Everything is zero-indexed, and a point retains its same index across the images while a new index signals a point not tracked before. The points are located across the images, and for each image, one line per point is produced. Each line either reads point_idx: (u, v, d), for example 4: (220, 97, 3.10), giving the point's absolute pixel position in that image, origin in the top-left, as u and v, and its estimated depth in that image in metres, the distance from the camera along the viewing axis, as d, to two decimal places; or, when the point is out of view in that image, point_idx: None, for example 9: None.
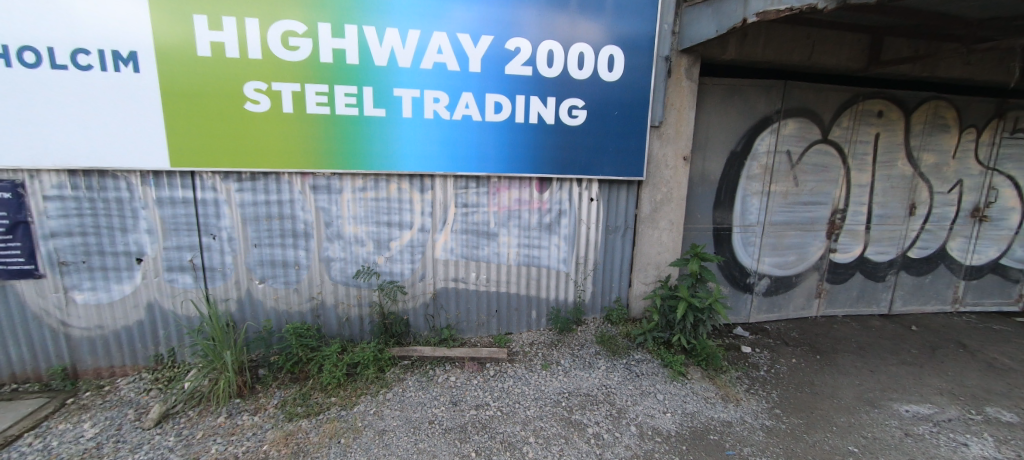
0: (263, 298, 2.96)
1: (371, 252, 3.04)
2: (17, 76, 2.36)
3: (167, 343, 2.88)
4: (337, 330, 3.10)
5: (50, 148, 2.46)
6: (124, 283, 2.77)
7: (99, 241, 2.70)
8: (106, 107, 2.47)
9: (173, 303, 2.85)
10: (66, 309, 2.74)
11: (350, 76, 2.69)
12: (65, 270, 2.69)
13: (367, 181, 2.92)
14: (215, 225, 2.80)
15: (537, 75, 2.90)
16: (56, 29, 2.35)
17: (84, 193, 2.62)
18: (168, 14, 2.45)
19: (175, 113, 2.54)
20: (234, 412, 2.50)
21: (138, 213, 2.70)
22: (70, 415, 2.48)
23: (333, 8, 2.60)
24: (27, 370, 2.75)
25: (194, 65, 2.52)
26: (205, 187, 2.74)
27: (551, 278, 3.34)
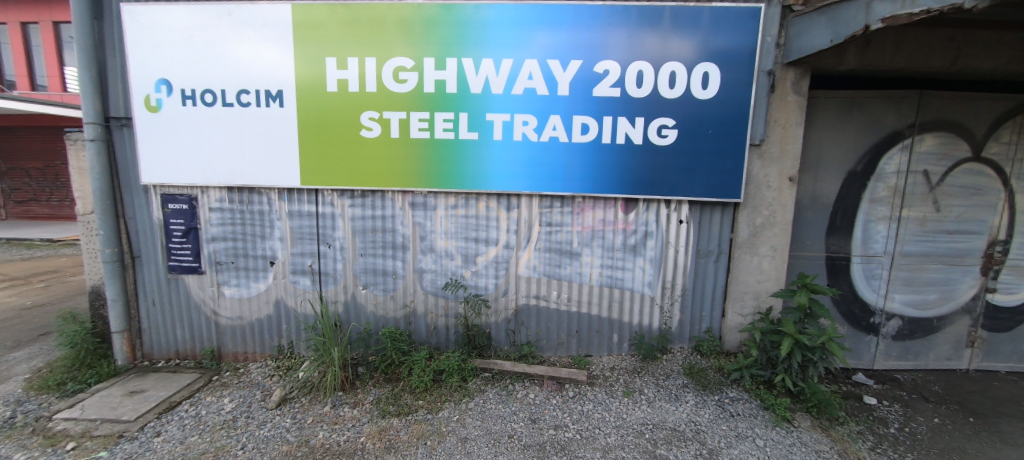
0: (364, 303, 3.29)
1: (459, 266, 3.23)
2: (200, 113, 3.00)
3: (287, 337, 3.32)
4: (426, 338, 3.31)
5: (217, 169, 3.06)
6: (260, 282, 3.28)
7: (244, 245, 3.23)
8: (258, 135, 3.00)
9: (295, 301, 3.28)
10: (217, 301, 3.31)
11: (449, 103, 2.94)
12: (219, 268, 3.26)
13: (459, 199, 3.13)
14: (331, 236, 3.20)
15: (626, 96, 2.89)
16: (228, 75, 2.95)
17: (237, 206, 3.17)
18: (308, 58, 2.93)
19: (308, 140, 3.00)
20: (338, 403, 2.79)
21: (274, 223, 3.19)
22: (215, 390, 2.98)
23: (437, 44, 2.89)
24: (187, 348, 3.37)
25: (324, 99, 2.96)
26: (325, 202, 3.14)
27: (635, 301, 3.22)
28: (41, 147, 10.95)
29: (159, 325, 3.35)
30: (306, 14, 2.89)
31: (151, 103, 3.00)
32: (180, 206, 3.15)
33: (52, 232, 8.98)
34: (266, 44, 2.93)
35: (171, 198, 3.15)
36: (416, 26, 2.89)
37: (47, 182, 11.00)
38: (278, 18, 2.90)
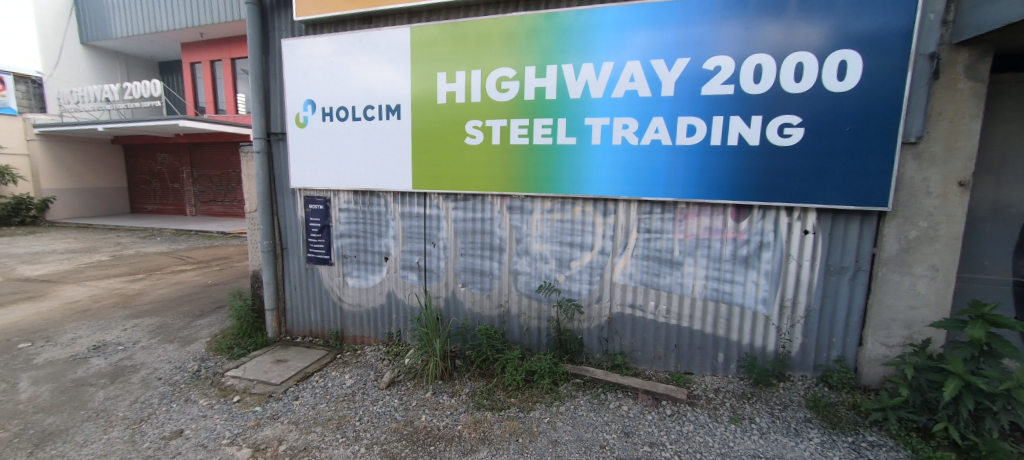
0: (462, 299, 3.51)
1: (553, 269, 3.27)
2: (335, 127, 3.50)
3: (396, 326, 3.68)
4: (519, 338, 3.41)
5: (346, 175, 3.54)
6: (376, 274, 3.70)
7: (365, 241, 3.67)
8: (380, 145, 3.41)
9: (403, 294, 3.63)
10: (342, 289, 3.81)
11: (548, 109, 3.00)
12: (345, 261, 3.76)
13: (555, 204, 3.17)
14: (436, 236, 3.48)
15: (740, 93, 2.65)
16: (358, 93, 3.40)
17: (360, 207, 3.62)
18: (422, 74, 3.24)
19: (420, 148, 3.31)
20: (438, 391, 3.02)
21: (389, 223, 3.58)
22: (338, 366, 3.43)
23: (538, 53, 2.98)
24: (318, 328, 3.94)
25: (435, 110, 3.24)
26: (432, 205, 3.43)
27: (745, 318, 2.93)
28: (218, 159, 13.79)
29: (298, 306, 3.98)
30: (422, 34, 3.20)
31: (300, 120, 3.59)
32: (318, 206, 3.71)
33: (225, 226, 11.26)
34: (388, 64, 3.31)
35: (311, 199, 3.72)
36: (518, 37, 3.01)
37: (222, 186, 13.83)
38: (399, 40, 3.26)
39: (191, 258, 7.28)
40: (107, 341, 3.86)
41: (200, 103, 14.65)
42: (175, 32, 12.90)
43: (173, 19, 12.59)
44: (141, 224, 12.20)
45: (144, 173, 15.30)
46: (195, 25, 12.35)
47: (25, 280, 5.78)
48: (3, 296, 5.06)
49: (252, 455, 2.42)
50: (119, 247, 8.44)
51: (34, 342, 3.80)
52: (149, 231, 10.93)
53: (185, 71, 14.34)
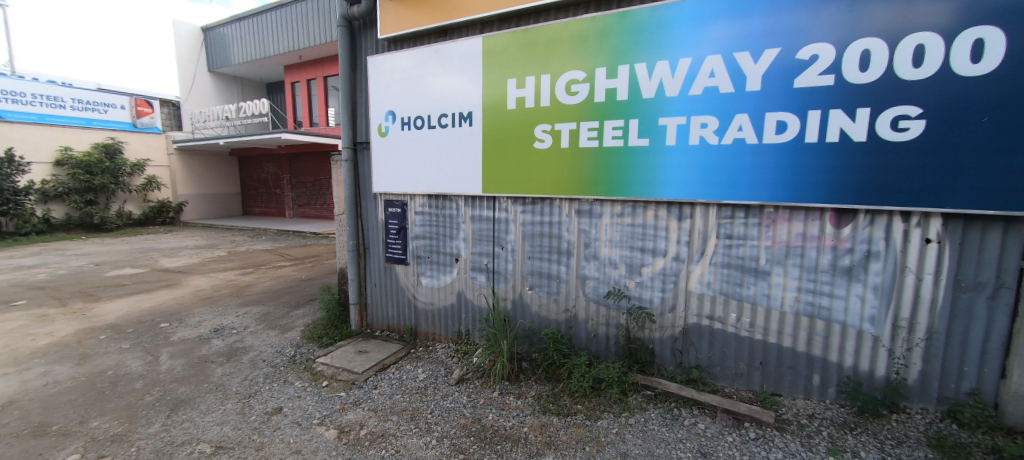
0: (530, 303, 3.54)
1: (623, 275, 3.17)
2: (412, 135, 3.73)
3: (464, 325, 3.81)
4: (586, 344, 3.35)
5: (421, 180, 3.75)
6: (447, 275, 3.86)
7: (437, 243, 3.86)
8: (453, 151, 3.57)
9: (472, 294, 3.75)
10: (416, 287, 4.04)
11: (619, 110, 2.92)
12: (419, 261, 3.98)
13: (625, 207, 3.08)
14: (504, 239, 3.55)
15: (844, 83, 2.35)
16: (433, 102, 3.60)
17: (434, 210, 3.82)
18: (494, 80, 3.33)
19: (490, 153, 3.41)
20: (504, 391, 3.08)
21: (460, 225, 3.73)
22: (412, 361, 3.65)
23: (610, 53, 2.92)
24: (395, 324, 4.22)
25: (505, 116, 3.31)
26: (501, 208, 3.51)
27: (847, 337, 2.60)
28: (311, 167, 15.43)
29: (377, 302, 4.30)
30: (493, 43, 3.29)
31: (382, 129, 3.89)
32: (396, 209, 3.98)
33: (315, 227, 12.54)
34: (461, 74, 3.46)
35: (390, 203, 4.01)
36: (589, 39, 2.98)
37: (314, 191, 15.44)
38: (471, 50, 3.39)
39: (289, 255, 8.25)
40: (224, 325, 4.49)
41: (298, 118, 16.46)
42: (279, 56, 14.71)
43: (277, 45, 14.39)
44: (248, 225, 14.04)
45: (252, 181, 17.60)
46: (294, 49, 13.98)
47: (166, 271, 6.94)
48: (150, 283, 6.12)
49: (338, 436, 2.66)
50: (233, 244, 9.79)
51: (171, 323, 4.55)
52: (257, 230, 12.57)
53: (287, 90, 16.20)
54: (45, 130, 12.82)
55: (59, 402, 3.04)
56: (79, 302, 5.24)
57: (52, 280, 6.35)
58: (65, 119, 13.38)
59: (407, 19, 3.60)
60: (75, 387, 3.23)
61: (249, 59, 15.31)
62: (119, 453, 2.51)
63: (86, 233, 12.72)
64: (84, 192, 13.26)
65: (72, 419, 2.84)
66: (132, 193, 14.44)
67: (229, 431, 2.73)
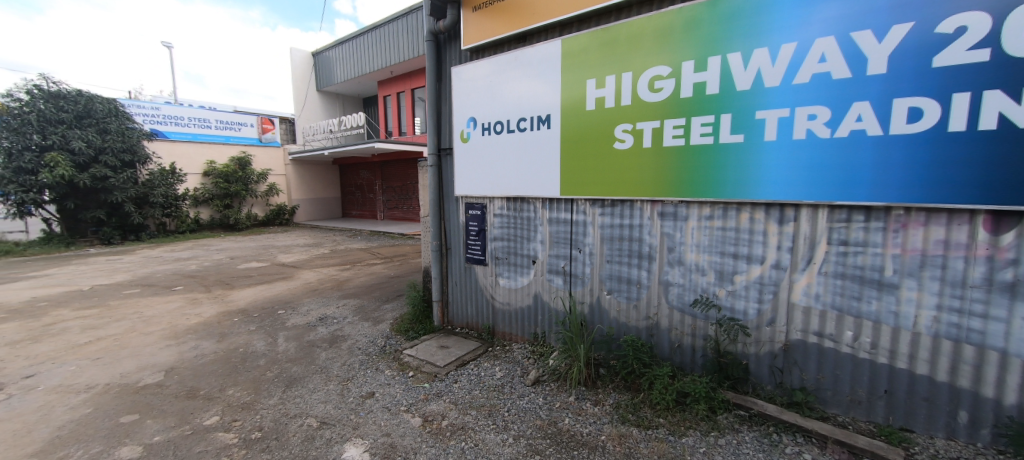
0: (608, 308, 3.44)
1: (712, 283, 2.94)
2: (492, 140, 3.87)
3: (540, 327, 3.83)
4: (669, 355, 3.17)
5: (500, 183, 3.87)
6: (524, 276, 3.92)
7: (515, 244, 3.94)
8: (531, 154, 3.62)
9: (549, 297, 3.76)
10: (494, 288, 4.15)
11: (709, 105, 2.72)
12: (497, 262, 4.10)
13: (715, 209, 2.85)
14: (582, 242, 3.50)
15: (1005, 57, 1.92)
16: (512, 107, 3.69)
17: (512, 212, 3.91)
18: (573, 82, 3.31)
19: (568, 155, 3.39)
20: (580, 397, 3.04)
21: (537, 227, 3.76)
22: (489, 358, 3.76)
23: (698, 45, 2.74)
24: (473, 322, 4.39)
25: (583, 117, 3.28)
26: (579, 210, 3.47)
27: (1010, 369, 2.11)
28: (400, 173, 16.79)
29: (458, 300, 4.51)
30: (572, 44, 3.28)
31: (464, 136, 4.09)
32: (476, 211, 4.15)
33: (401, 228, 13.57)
34: (539, 78, 3.50)
35: (471, 205, 4.19)
36: (675, 32, 2.82)
37: (403, 195, 16.76)
38: (550, 54, 3.41)
39: (380, 253, 9.06)
40: (327, 314, 5.05)
41: (389, 129, 18.04)
42: (375, 73, 16.29)
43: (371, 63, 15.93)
44: (344, 226, 15.69)
45: (350, 188, 19.60)
46: (386, 66, 15.35)
47: (282, 265, 8.04)
48: (271, 275, 7.13)
49: (423, 424, 2.84)
50: (334, 243, 11.00)
51: (286, 310, 5.24)
52: (355, 231, 14.02)
53: (382, 105, 17.95)
54: (197, 146, 15.59)
55: (205, 371, 3.67)
56: (219, 289, 6.29)
57: (201, 270, 7.72)
58: (209, 136, 16.19)
59: (489, 28, 3.75)
60: (216, 360, 3.87)
61: (349, 77, 17.16)
62: (248, 419, 2.95)
63: (222, 232, 15.21)
64: (223, 197, 15.79)
65: (214, 386, 3.40)
66: (257, 198, 16.92)
67: (332, 409, 3.05)
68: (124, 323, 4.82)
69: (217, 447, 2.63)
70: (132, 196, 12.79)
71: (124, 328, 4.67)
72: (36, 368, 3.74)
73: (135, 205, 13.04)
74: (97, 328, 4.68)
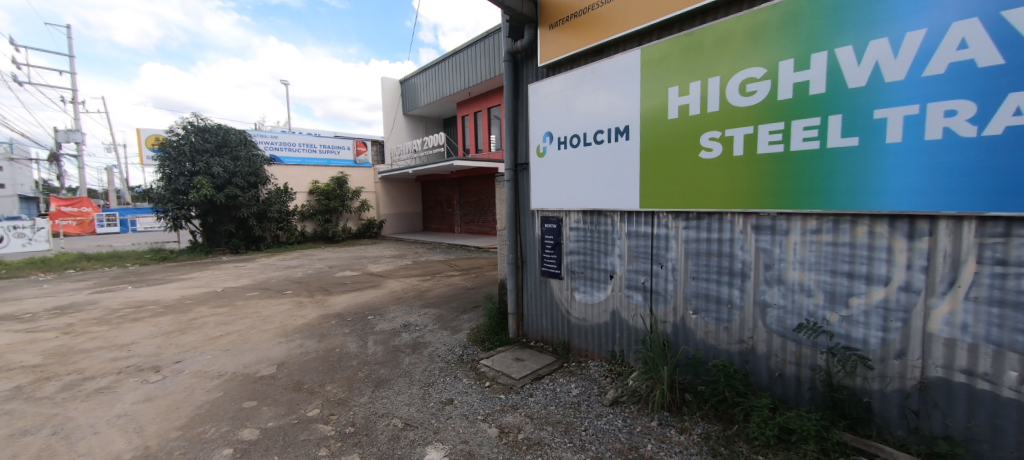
0: (694, 329, 3.20)
1: (821, 305, 2.60)
2: (568, 154, 3.89)
3: (619, 345, 3.68)
4: (769, 385, 2.84)
5: (576, 197, 3.85)
6: (601, 292, 3.81)
7: (592, 258, 3.86)
8: (608, 166, 3.56)
9: (628, 314, 3.60)
10: (570, 302, 4.09)
11: (813, 107, 2.45)
12: (573, 276, 4.05)
13: (823, 222, 2.53)
14: (664, 256, 3.32)
15: None
16: (589, 120, 3.69)
17: (588, 226, 3.85)
18: (653, 91, 3.21)
19: (647, 167, 3.28)
20: (664, 423, 2.84)
21: (615, 241, 3.66)
22: (565, 374, 3.69)
23: (798, 42, 2.50)
24: (548, 336, 4.36)
25: (665, 127, 3.15)
26: (660, 224, 3.31)
27: None
28: (477, 189, 17.52)
29: (532, 314, 4.52)
30: (653, 53, 3.20)
31: (540, 150, 4.17)
32: (551, 225, 4.17)
33: (475, 242, 14.07)
34: (617, 89, 3.46)
35: (546, 218, 4.22)
36: (769, 31, 2.61)
37: (479, 210, 17.47)
38: (628, 65, 3.36)
39: (458, 265, 9.50)
40: (410, 322, 5.37)
41: (467, 146, 18.96)
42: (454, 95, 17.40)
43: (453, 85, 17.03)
44: (426, 239, 16.79)
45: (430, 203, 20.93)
46: (465, 87, 16.34)
47: (371, 274, 8.79)
48: (362, 283, 7.83)
49: (500, 435, 2.85)
50: (415, 255, 11.76)
51: (375, 316, 5.68)
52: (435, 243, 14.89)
53: (459, 124, 19.04)
54: (302, 168, 17.86)
55: (308, 367, 4.11)
56: (320, 294, 7.04)
57: (305, 277, 8.73)
58: (313, 159, 18.67)
59: (565, 44, 3.82)
60: (317, 358, 4.32)
61: (431, 99, 18.52)
62: (343, 414, 3.21)
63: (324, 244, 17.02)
64: (325, 213, 17.67)
65: (315, 381, 3.78)
66: (351, 213, 18.80)
67: (415, 412, 3.21)
68: (247, 321, 5.60)
69: (318, 437, 2.90)
70: (257, 212, 14.90)
71: (246, 325, 5.42)
72: (183, 355, 4.49)
73: (257, 220, 15.19)
74: (227, 324, 5.50)
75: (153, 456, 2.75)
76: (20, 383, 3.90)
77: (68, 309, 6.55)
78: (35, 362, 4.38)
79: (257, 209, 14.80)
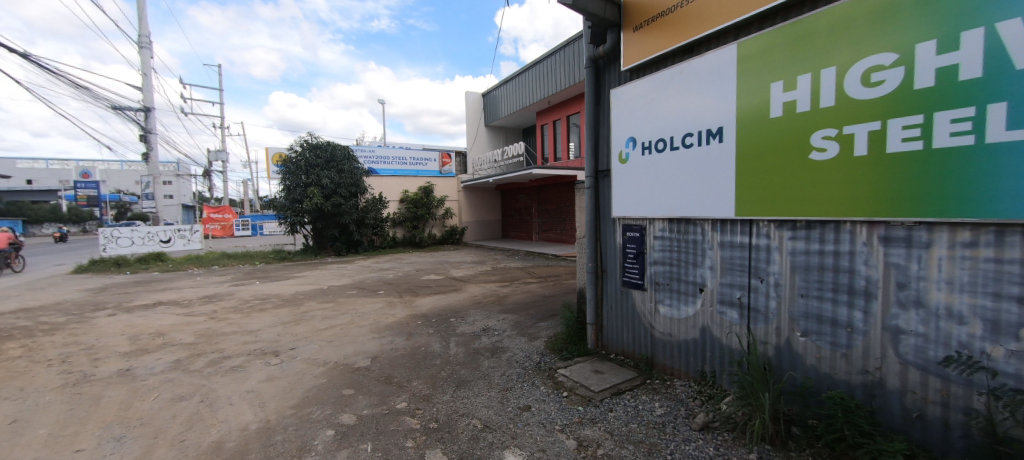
0: (804, 353, 2.83)
1: (978, 336, 2.13)
2: (653, 159, 3.73)
3: (710, 365, 3.39)
4: (904, 427, 2.39)
5: (662, 204, 3.67)
6: (690, 306, 3.55)
7: (679, 270, 3.63)
8: (698, 171, 3.33)
9: (721, 332, 3.31)
10: (654, 316, 3.88)
11: (965, 94, 2.03)
12: (657, 287, 3.84)
13: (982, 234, 2.07)
14: (765, 269, 3.00)
15: None
16: (677, 123, 3.51)
17: (675, 234, 3.64)
18: (753, 88, 2.95)
19: (744, 171, 3.00)
20: (766, 457, 2.53)
21: (706, 252, 3.40)
22: (648, 391, 3.50)
23: (942, 20, 2.10)
24: (629, 350, 4.17)
25: (767, 126, 2.87)
26: (760, 234, 3.01)
27: None
28: (555, 197, 17.64)
29: (612, 325, 4.37)
30: (752, 47, 2.95)
31: (623, 157, 4.06)
32: (634, 233, 4.02)
33: (550, 251, 14.07)
34: (709, 89, 3.24)
35: (628, 227, 4.08)
36: (902, 9, 2.24)
37: (557, 218, 17.51)
38: (722, 62, 3.14)
39: (535, 273, 9.60)
40: (489, 326, 5.53)
41: (546, 155, 19.25)
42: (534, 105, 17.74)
43: (533, 95, 17.38)
44: (504, 246, 17.29)
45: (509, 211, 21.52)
46: (546, 97, 16.58)
47: (453, 278, 9.27)
48: (445, 287, 8.29)
49: (578, 447, 2.79)
50: (493, 262, 12.12)
51: (457, 318, 5.95)
52: (513, 250, 15.27)
53: (538, 133, 19.43)
54: (395, 179, 19.60)
55: (398, 362, 4.44)
56: (407, 296, 7.59)
57: (395, 279, 9.51)
58: (404, 170, 20.46)
59: (651, 45, 3.69)
60: (406, 354, 4.65)
61: (512, 110, 19.11)
62: (427, 409, 3.40)
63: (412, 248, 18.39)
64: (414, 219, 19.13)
65: (404, 376, 4.06)
66: (438, 221, 19.86)
67: (494, 414, 3.28)
68: (347, 316, 6.25)
69: (405, 428, 3.11)
70: (357, 219, 16.66)
71: (346, 320, 6.05)
72: (296, 343, 5.13)
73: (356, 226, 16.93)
74: (331, 318, 6.20)
75: (272, 429, 3.17)
76: (178, 357, 4.79)
77: (214, 298, 7.92)
78: (190, 341, 5.35)
79: (356, 216, 16.51)
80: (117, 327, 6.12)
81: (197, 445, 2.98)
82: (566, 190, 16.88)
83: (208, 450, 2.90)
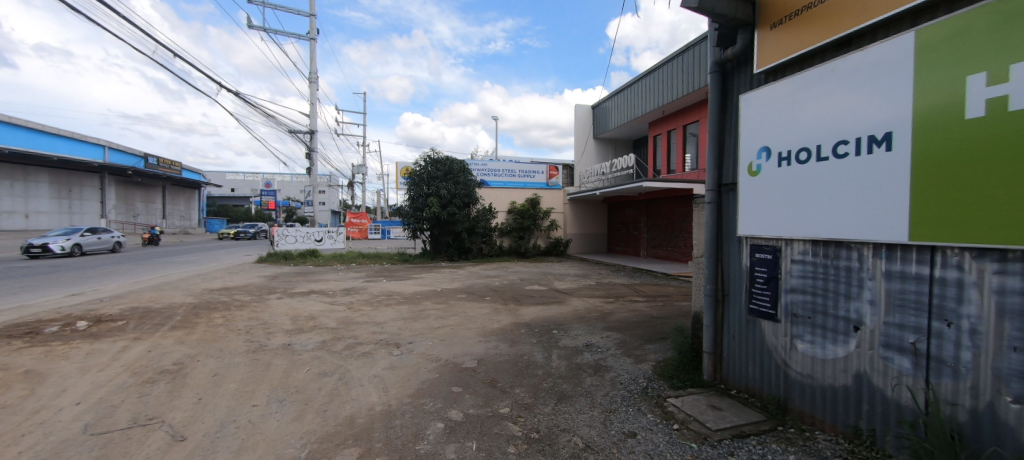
0: (1018, 427, 2.10)
1: None
2: (794, 171, 3.27)
3: (869, 421, 2.79)
4: None
5: (804, 223, 3.19)
6: (840, 346, 2.99)
7: (825, 302, 3.10)
8: (854, 185, 2.81)
9: (886, 382, 2.70)
10: (790, 352, 3.37)
11: None
12: (794, 320, 3.33)
13: None
14: (955, 311, 2.36)
15: None
16: (826, 130, 3.02)
17: (821, 259, 3.13)
18: (939, 83, 2.35)
19: (923, 186, 2.42)
20: None
21: (865, 282, 2.83)
22: (780, 440, 3.02)
23: None
24: (756, 388, 3.68)
25: (957, 130, 2.25)
26: (948, 264, 2.37)
27: None
28: (666, 211, 16.64)
29: (735, 358, 3.92)
30: (939, 33, 2.37)
31: (753, 168, 3.67)
32: (766, 256, 3.57)
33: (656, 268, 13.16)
34: (872, 88, 2.71)
35: (758, 247, 3.65)
36: None
37: (669, 234, 16.44)
38: (892, 54, 2.60)
39: (642, 291, 9.12)
40: (592, 342, 5.42)
41: (656, 167, 18.33)
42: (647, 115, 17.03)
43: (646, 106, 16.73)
44: (609, 261, 16.85)
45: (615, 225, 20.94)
46: (659, 106, 15.80)
47: (556, 290, 9.34)
48: (548, 298, 8.40)
49: None
50: (597, 276, 11.89)
51: (559, 331, 5.97)
52: (617, 266, 14.79)
53: (649, 144, 18.62)
54: (502, 192, 20.71)
55: (502, 367, 4.63)
56: (512, 303, 7.88)
57: (500, 286, 9.98)
58: (512, 182, 21.35)
59: (794, 43, 3.26)
60: (510, 361, 4.82)
61: (624, 121, 18.63)
62: (529, 418, 3.47)
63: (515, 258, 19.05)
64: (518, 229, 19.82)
65: (507, 382, 4.21)
66: (541, 231, 20.19)
67: (596, 435, 3.19)
68: (458, 318, 6.74)
69: (508, 434, 3.21)
70: (467, 228, 17.89)
71: (457, 322, 6.53)
72: (414, 337, 5.71)
73: (467, 233, 18.21)
74: (444, 318, 6.75)
75: (393, 412, 3.56)
76: (324, 338, 5.72)
77: (352, 291, 9.29)
78: (333, 326, 6.34)
79: (466, 224, 17.73)
80: (284, 308, 7.56)
81: (336, 417, 3.50)
82: (680, 205, 15.78)
83: (343, 423, 3.39)
